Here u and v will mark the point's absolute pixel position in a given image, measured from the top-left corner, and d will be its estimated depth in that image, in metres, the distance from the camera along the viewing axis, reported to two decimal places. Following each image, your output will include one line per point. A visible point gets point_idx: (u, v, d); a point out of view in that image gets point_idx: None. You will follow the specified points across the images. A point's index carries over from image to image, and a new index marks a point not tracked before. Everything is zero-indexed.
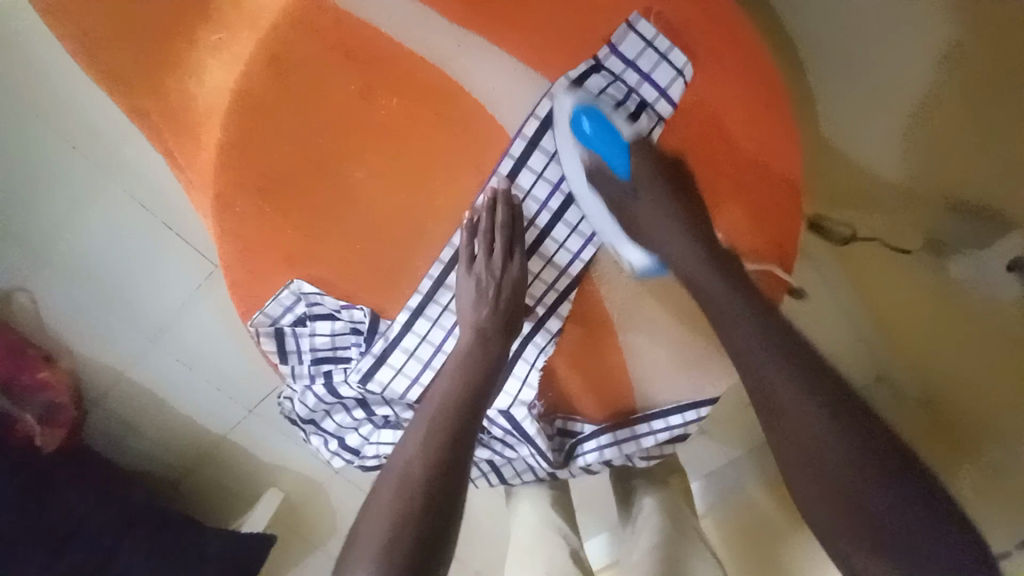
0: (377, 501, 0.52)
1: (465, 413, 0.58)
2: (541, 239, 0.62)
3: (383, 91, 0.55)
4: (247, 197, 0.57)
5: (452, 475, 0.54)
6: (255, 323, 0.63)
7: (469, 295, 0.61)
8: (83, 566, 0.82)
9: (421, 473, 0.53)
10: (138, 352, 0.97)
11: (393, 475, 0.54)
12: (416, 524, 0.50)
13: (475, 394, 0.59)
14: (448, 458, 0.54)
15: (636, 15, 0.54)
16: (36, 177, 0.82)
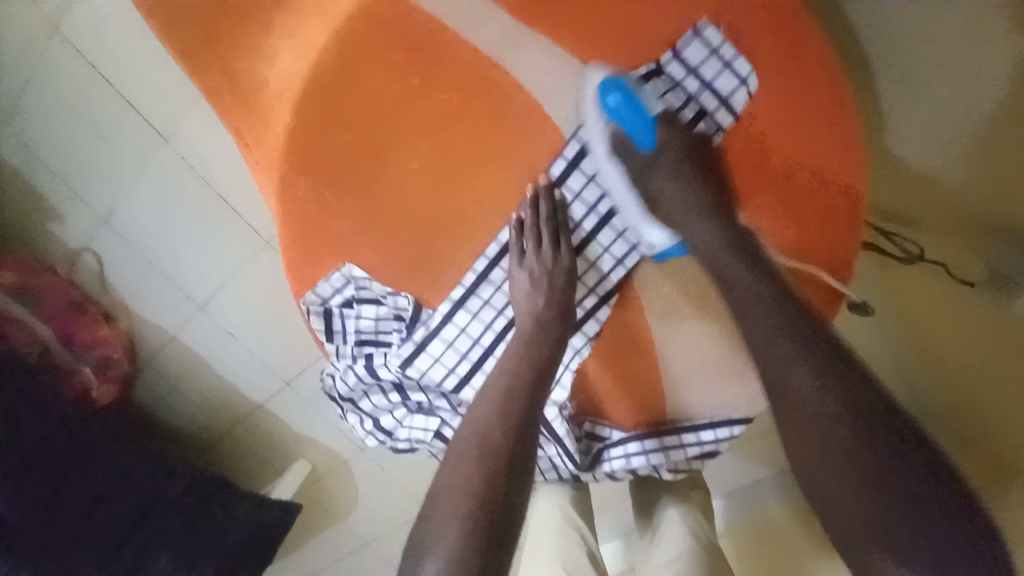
0: (458, 467, 0.54)
1: (531, 393, 0.59)
2: (587, 242, 0.63)
3: (440, 87, 0.55)
4: (306, 182, 0.59)
5: (526, 447, 0.56)
6: (306, 301, 0.66)
7: (524, 285, 0.62)
8: (125, 515, 0.90)
9: (501, 444, 0.55)
10: (188, 318, 1.03)
11: (471, 446, 0.55)
12: (498, 489, 0.52)
13: (535, 382, 0.59)
14: (523, 431, 0.57)
15: (703, 22, 0.52)
16: (110, 146, 0.87)
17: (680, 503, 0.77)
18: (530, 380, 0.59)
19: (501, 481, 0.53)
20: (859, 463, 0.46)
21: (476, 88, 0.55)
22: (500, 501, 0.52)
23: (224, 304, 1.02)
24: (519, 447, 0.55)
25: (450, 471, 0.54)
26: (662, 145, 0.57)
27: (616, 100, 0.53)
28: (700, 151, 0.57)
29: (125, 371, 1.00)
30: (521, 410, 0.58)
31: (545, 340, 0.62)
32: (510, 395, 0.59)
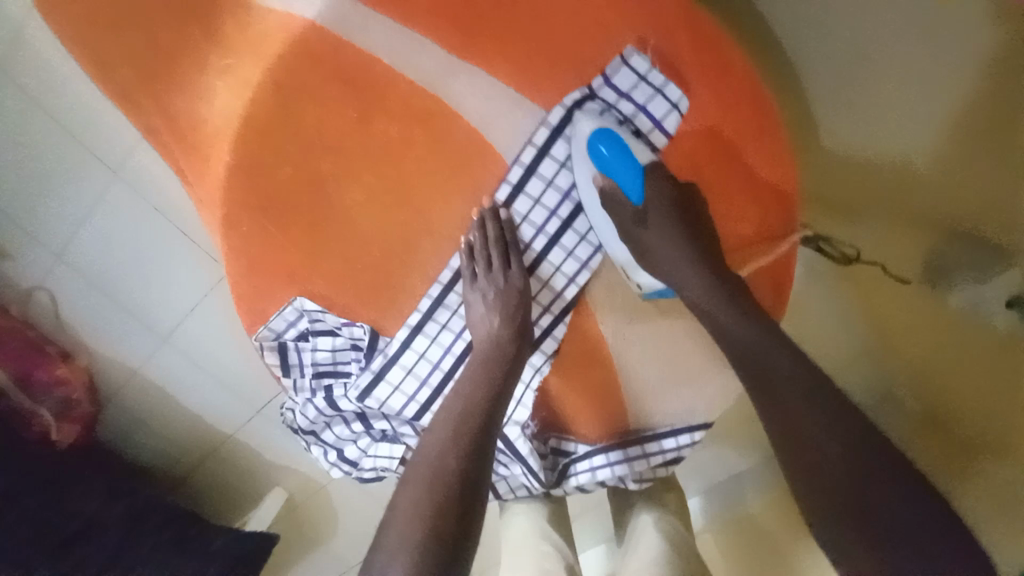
0: (411, 492, 0.54)
1: (486, 415, 0.58)
2: (539, 262, 0.63)
3: (385, 118, 0.55)
4: (251, 218, 0.59)
5: (482, 470, 0.56)
6: (260, 337, 0.65)
7: (478, 309, 0.62)
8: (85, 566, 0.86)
9: (455, 468, 0.55)
10: (150, 352, 1.02)
11: (426, 466, 0.55)
12: (453, 509, 0.52)
13: (491, 405, 0.59)
14: (481, 448, 0.57)
15: (630, 48, 0.53)
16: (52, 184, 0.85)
17: (653, 508, 0.78)
18: (488, 399, 0.59)
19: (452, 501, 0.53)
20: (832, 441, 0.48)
21: (421, 118, 0.55)
22: (450, 526, 0.51)
23: (185, 336, 1.01)
24: (475, 470, 0.55)
25: (401, 498, 0.54)
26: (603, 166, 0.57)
27: (607, 148, 0.55)
28: None
29: (88, 410, 0.99)
30: (478, 427, 0.58)
31: (501, 359, 0.61)
32: (465, 418, 0.58)
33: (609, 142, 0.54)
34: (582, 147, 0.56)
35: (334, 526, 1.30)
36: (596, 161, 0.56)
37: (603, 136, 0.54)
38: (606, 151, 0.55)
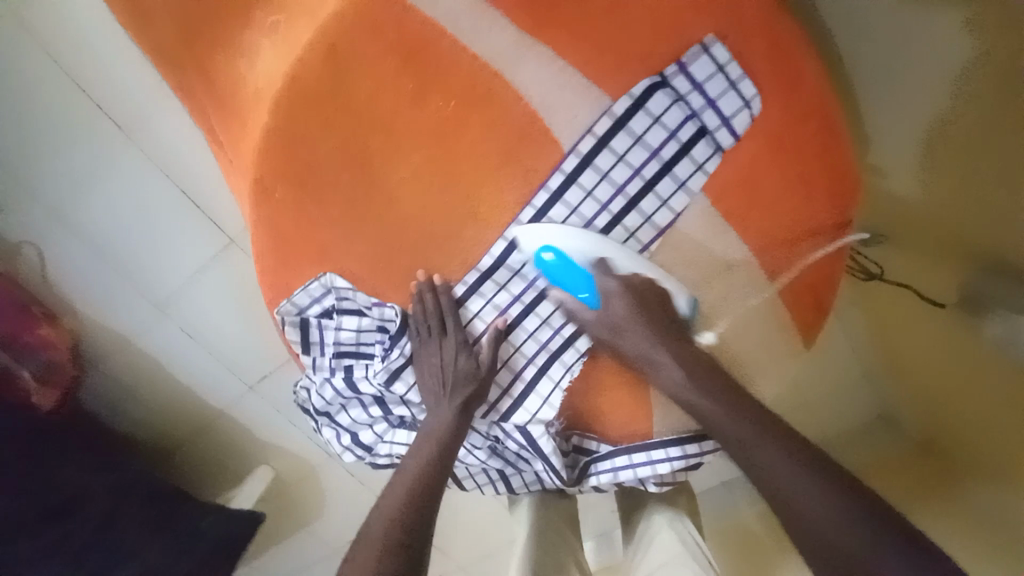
0: (393, 495, 0.61)
1: (430, 483, 0.61)
2: (512, 328, 0.63)
3: (439, 92, 0.51)
4: (285, 187, 0.55)
5: (421, 528, 0.59)
6: (282, 311, 0.62)
7: (432, 373, 0.64)
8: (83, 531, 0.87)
9: (401, 524, 0.58)
10: (141, 320, 1.01)
11: (382, 519, 0.59)
12: (414, 518, 0.59)
13: (437, 470, 0.62)
14: (424, 508, 0.59)
15: (711, 37, 0.49)
16: (50, 140, 0.84)
17: (667, 509, 0.77)
18: (433, 462, 0.62)
19: (418, 510, 0.60)
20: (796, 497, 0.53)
21: (478, 97, 0.51)
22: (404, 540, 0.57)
23: (185, 308, 1.00)
24: (413, 527, 0.58)
25: (386, 500, 0.61)
26: (662, 163, 0.54)
27: (555, 258, 0.57)
28: (700, 169, 0.54)
29: (69, 377, 0.96)
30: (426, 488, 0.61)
31: (449, 420, 0.64)
32: (446, 435, 0.63)
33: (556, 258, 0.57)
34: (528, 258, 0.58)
35: (321, 509, 1.29)
36: (542, 269, 0.58)
37: (549, 246, 0.56)
38: (550, 260, 0.57)
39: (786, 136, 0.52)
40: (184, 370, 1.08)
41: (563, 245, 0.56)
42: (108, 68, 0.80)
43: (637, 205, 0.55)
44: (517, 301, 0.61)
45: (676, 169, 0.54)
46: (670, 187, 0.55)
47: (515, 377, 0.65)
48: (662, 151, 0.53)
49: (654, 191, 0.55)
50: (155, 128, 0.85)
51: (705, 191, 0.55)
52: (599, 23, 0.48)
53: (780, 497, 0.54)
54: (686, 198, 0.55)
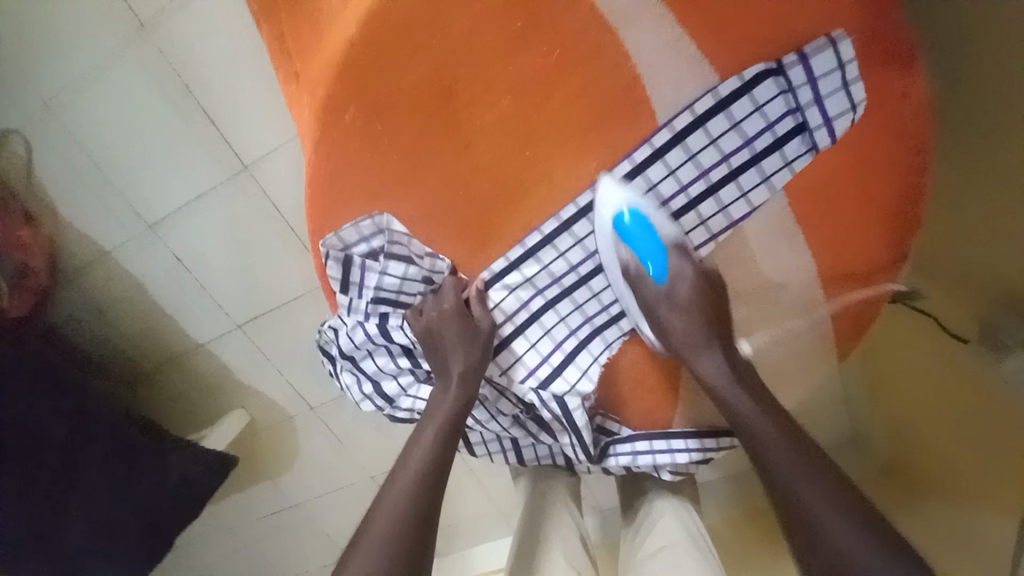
0: (404, 479, 0.56)
1: (440, 461, 0.58)
2: (545, 309, 0.61)
3: (549, 37, 0.48)
4: (358, 108, 0.52)
5: (427, 510, 0.54)
6: (326, 245, 0.59)
7: (457, 340, 0.60)
8: (35, 445, 0.83)
9: (410, 498, 0.54)
10: (130, 236, 0.95)
11: (395, 496, 0.55)
12: (420, 505, 0.54)
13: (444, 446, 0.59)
14: (432, 489, 0.56)
15: (841, 33, 0.47)
16: (76, 31, 0.81)
17: (670, 497, 0.78)
18: (439, 436, 0.59)
19: (432, 488, 0.56)
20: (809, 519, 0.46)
21: (586, 50, 0.48)
22: (418, 521, 0.53)
23: (177, 230, 0.94)
24: (421, 506, 0.54)
25: (396, 483, 0.56)
26: (753, 153, 0.52)
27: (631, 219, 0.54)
28: (787, 166, 0.53)
29: (42, 287, 0.97)
30: (436, 470, 0.57)
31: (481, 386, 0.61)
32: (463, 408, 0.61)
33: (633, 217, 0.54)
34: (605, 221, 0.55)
35: (292, 460, 1.25)
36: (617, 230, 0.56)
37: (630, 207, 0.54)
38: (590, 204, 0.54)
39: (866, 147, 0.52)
40: (166, 297, 1.02)
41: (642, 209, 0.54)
42: None
43: (716, 192, 0.54)
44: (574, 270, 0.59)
45: (763, 162, 0.53)
46: (754, 180, 0.53)
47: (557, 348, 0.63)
48: (755, 142, 0.52)
49: (736, 181, 0.53)
50: (181, 29, 0.78)
51: (786, 189, 0.54)
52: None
53: (804, 529, 0.46)
54: (765, 193, 0.54)
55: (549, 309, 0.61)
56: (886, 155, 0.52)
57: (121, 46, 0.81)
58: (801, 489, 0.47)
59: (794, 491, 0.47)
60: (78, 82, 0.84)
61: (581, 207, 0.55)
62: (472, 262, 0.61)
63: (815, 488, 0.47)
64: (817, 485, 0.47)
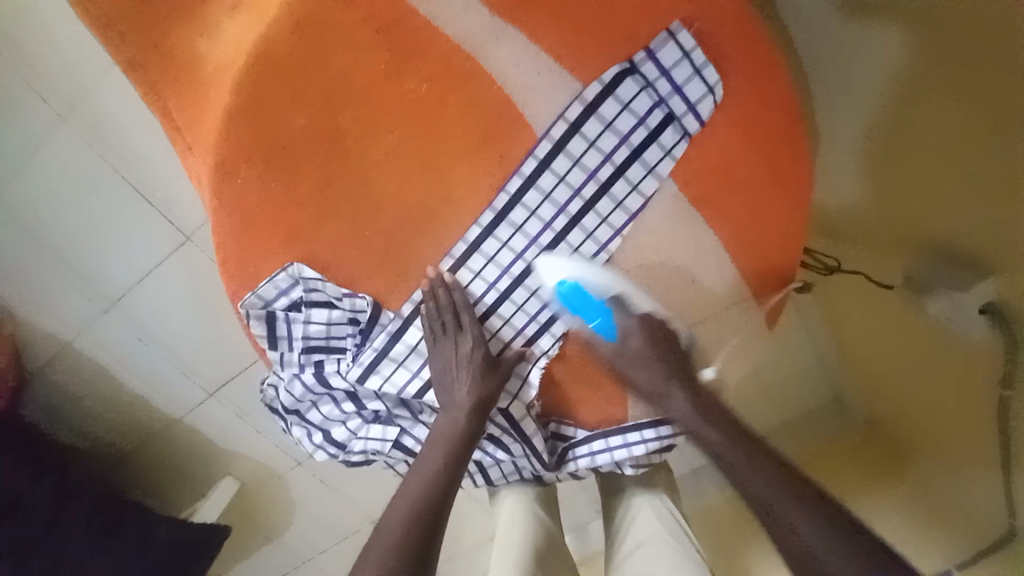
0: (402, 506, 0.60)
1: (442, 488, 0.61)
2: (487, 315, 0.62)
3: (414, 73, 0.50)
4: (250, 168, 0.53)
5: (431, 538, 0.57)
6: (246, 305, 0.62)
7: (441, 361, 0.63)
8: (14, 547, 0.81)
9: (410, 531, 0.57)
10: (85, 322, 0.94)
11: (395, 523, 0.58)
12: (422, 531, 0.57)
13: (446, 476, 0.62)
14: (434, 516, 0.58)
15: (678, 24, 0.50)
16: None
17: (645, 492, 0.79)
18: (438, 468, 0.62)
19: (432, 512, 0.59)
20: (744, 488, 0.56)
21: (453, 78, 0.50)
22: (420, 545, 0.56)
23: (131, 309, 0.94)
24: (424, 536, 0.57)
25: (394, 510, 0.60)
26: (631, 148, 0.54)
27: (570, 294, 0.58)
28: (668, 155, 0.55)
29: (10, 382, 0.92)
30: (435, 501, 0.60)
31: (455, 407, 0.65)
32: (460, 436, 0.64)
33: (575, 293, 0.58)
34: (550, 292, 0.59)
35: (288, 520, 1.23)
36: (561, 302, 0.59)
37: (566, 286, 0.58)
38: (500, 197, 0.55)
39: (749, 124, 0.54)
40: (133, 377, 1.01)
41: (578, 282, 0.58)
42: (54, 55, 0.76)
43: (608, 189, 0.56)
44: (500, 281, 0.60)
45: (646, 154, 0.55)
46: (640, 172, 0.55)
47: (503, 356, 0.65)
48: (631, 137, 0.54)
49: (624, 176, 0.55)
50: (103, 114, 0.79)
51: (673, 176, 0.56)
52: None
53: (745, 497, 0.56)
54: (655, 182, 0.55)
55: (492, 314, 0.62)
56: (776, 133, 0.56)
57: (36, 136, 0.80)
58: (771, 494, 0.54)
59: (728, 466, 0.58)
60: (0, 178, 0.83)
61: (484, 226, 0.56)
62: (429, 268, 0.59)
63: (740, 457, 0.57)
64: (746, 459, 0.56)
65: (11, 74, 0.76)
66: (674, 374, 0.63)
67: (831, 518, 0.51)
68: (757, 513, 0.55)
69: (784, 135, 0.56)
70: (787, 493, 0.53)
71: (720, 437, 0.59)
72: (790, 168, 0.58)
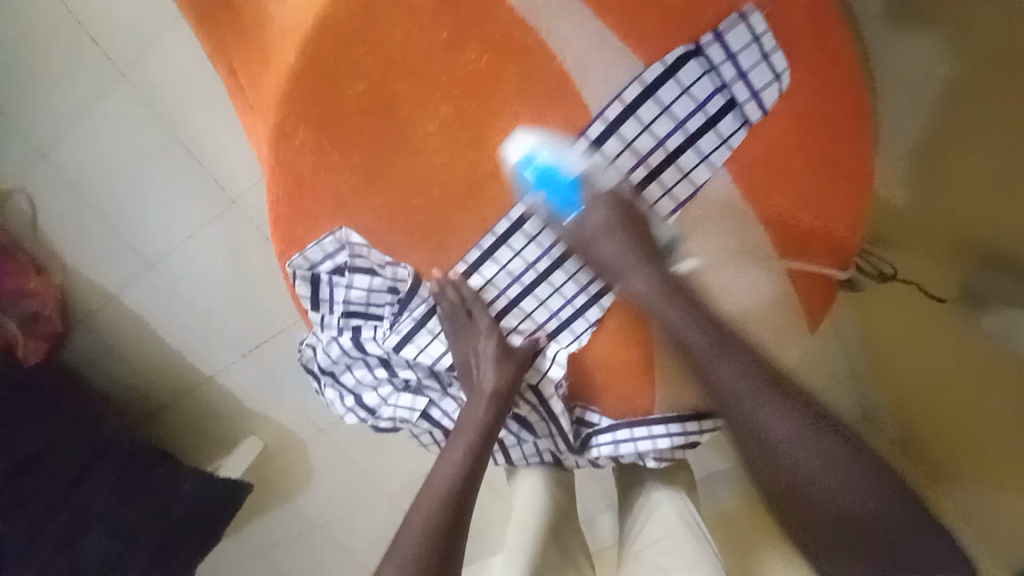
0: (439, 483, 0.61)
1: (464, 479, 0.61)
2: (510, 306, 0.64)
3: (475, 44, 0.50)
4: (306, 131, 0.54)
5: (456, 528, 0.58)
6: (294, 265, 0.63)
7: (454, 339, 0.66)
8: (48, 487, 0.86)
9: (437, 523, 0.57)
10: (133, 275, 0.98)
11: (419, 514, 0.58)
12: (446, 524, 0.58)
13: (470, 463, 0.62)
14: (461, 505, 0.59)
15: (750, 7, 0.49)
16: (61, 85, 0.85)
17: (664, 486, 0.79)
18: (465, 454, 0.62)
19: (458, 497, 0.60)
20: (775, 452, 0.52)
21: (514, 52, 0.50)
22: (445, 540, 0.56)
23: (176, 266, 0.98)
24: (451, 525, 0.58)
25: (430, 487, 0.61)
26: (687, 135, 0.53)
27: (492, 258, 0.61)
28: (724, 144, 0.54)
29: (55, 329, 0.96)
30: (459, 490, 0.60)
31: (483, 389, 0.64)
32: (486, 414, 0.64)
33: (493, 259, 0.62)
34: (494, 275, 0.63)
35: (307, 483, 1.27)
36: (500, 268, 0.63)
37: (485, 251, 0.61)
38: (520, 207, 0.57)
39: (815, 113, 0.53)
40: (172, 332, 1.05)
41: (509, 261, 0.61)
42: (123, 14, 0.79)
43: (658, 176, 0.55)
44: (518, 281, 0.62)
45: (700, 142, 0.54)
46: (693, 160, 0.54)
47: (521, 347, 0.66)
48: (688, 123, 0.53)
49: (675, 164, 0.54)
50: (167, 73, 0.82)
51: (727, 166, 0.55)
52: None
53: (768, 457, 0.53)
54: (707, 172, 0.55)
55: (527, 295, 0.63)
56: (845, 124, 0.54)
57: (103, 93, 0.84)
58: (798, 450, 0.51)
59: (758, 421, 0.53)
60: (64, 133, 0.87)
61: (529, 206, 0.57)
62: (433, 270, 0.63)
63: (769, 407, 0.52)
64: (781, 413, 0.52)
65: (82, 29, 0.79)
66: (690, 316, 0.57)
67: (886, 486, 0.50)
68: (783, 475, 0.52)
69: (847, 128, 0.54)
70: (817, 447, 0.51)
71: (747, 382, 0.54)
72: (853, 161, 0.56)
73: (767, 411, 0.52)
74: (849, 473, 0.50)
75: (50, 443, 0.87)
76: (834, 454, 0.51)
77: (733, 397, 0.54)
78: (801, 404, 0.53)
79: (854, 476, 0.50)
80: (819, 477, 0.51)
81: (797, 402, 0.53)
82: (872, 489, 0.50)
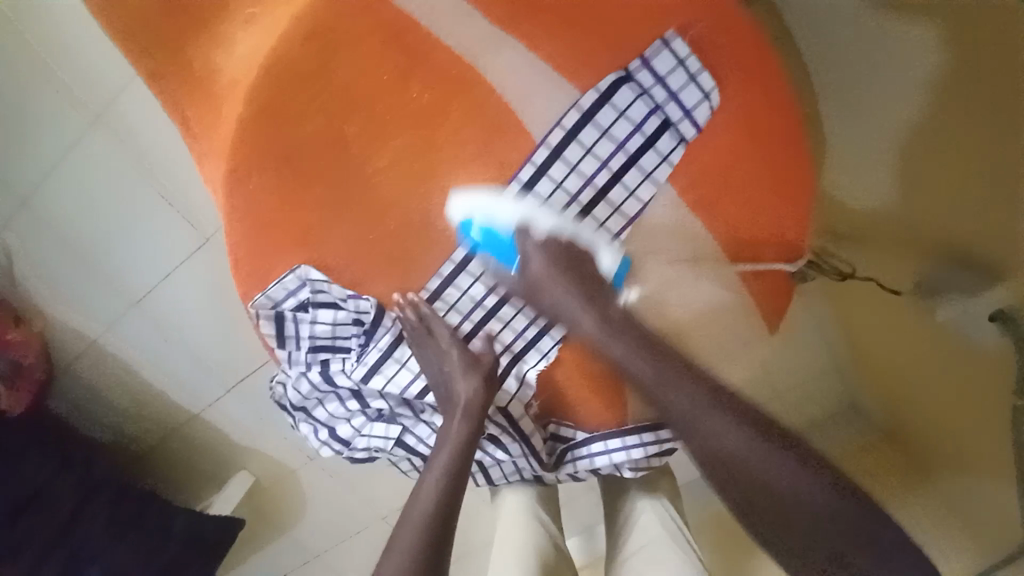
0: (422, 505, 0.62)
1: (445, 500, 0.62)
2: (476, 330, 0.65)
3: (416, 83, 0.52)
4: (261, 175, 0.56)
5: (440, 549, 0.59)
6: (256, 305, 0.64)
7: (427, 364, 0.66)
8: (41, 534, 0.85)
9: (422, 546, 0.59)
10: (112, 321, 0.99)
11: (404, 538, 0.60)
12: (430, 543, 0.59)
13: (451, 485, 0.62)
14: (444, 527, 0.60)
15: (672, 33, 0.51)
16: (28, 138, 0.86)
17: (647, 495, 0.79)
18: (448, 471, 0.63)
19: (439, 520, 0.61)
20: (743, 471, 0.56)
21: (455, 88, 0.52)
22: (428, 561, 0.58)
23: (154, 308, 0.98)
24: (435, 546, 0.59)
25: (413, 510, 0.62)
26: (628, 155, 0.55)
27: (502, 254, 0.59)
28: (666, 160, 0.55)
29: (39, 377, 0.96)
30: (440, 511, 0.61)
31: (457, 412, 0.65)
32: (460, 438, 0.64)
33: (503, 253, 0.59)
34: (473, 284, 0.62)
35: (301, 514, 1.27)
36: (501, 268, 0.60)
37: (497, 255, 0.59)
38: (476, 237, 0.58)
39: (748, 128, 0.55)
40: (155, 373, 1.05)
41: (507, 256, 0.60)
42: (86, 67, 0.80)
43: (606, 195, 0.56)
44: (479, 305, 0.64)
45: (642, 160, 0.55)
46: (637, 178, 0.56)
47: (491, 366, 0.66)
48: (628, 144, 0.54)
49: (621, 182, 0.56)
50: (134, 120, 0.83)
51: (671, 181, 0.56)
52: (554, 7, 0.50)
53: (736, 481, 0.57)
54: (652, 188, 0.56)
55: (492, 318, 0.65)
56: (778, 134, 0.56)
57: (71, 143, 0.85)
58: (759, 467, 0.56)
59: (722, 448, 0.57)
60: (34, 184, 0.88)
61: (484, 232, 0.58)
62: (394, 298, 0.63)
63: (727, 432, 0.57)
64: (741, 437, 0.57)
65: (46, 83, 0.81)
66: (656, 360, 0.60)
67: (840, 493, 0.55)
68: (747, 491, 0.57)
69: (781, 137, 0.56)
70: (777, 461, 0.56)
71: (713, 414, 0.58)
72: (792, 168, 0.58)
73: (729, 441, 0.57)
74: (800, 482, 0.55)
75: (42, 489, 0.87)
76: (792, 467, 0.55)
77: (699, 431, 0.58)
78: (759, 426, 0.57)
79: (810, 485, 0.55)
80: (778, 491, 0.55)
81: (758, 426, 0.57)
82: (831, 496, 0.54)
